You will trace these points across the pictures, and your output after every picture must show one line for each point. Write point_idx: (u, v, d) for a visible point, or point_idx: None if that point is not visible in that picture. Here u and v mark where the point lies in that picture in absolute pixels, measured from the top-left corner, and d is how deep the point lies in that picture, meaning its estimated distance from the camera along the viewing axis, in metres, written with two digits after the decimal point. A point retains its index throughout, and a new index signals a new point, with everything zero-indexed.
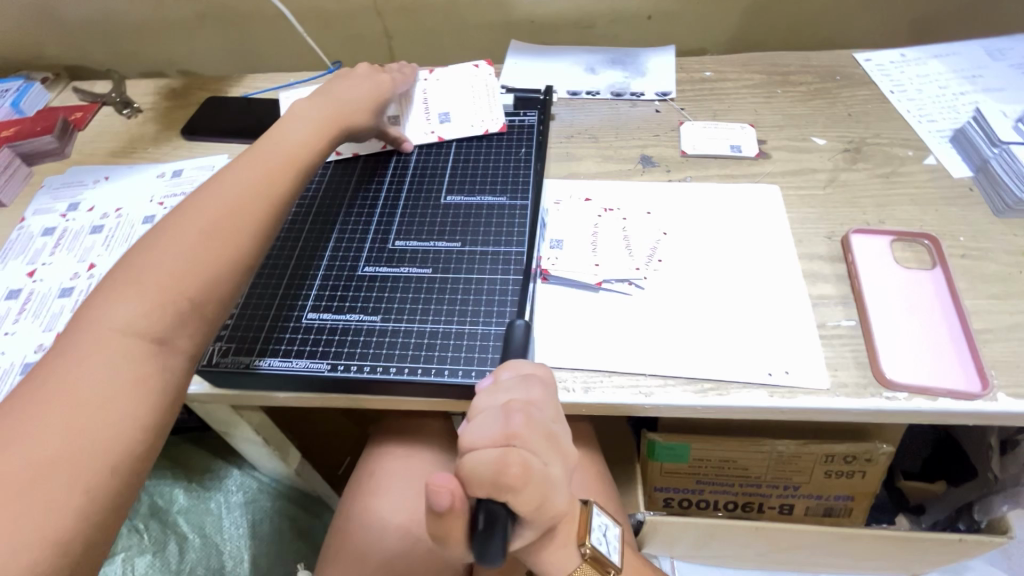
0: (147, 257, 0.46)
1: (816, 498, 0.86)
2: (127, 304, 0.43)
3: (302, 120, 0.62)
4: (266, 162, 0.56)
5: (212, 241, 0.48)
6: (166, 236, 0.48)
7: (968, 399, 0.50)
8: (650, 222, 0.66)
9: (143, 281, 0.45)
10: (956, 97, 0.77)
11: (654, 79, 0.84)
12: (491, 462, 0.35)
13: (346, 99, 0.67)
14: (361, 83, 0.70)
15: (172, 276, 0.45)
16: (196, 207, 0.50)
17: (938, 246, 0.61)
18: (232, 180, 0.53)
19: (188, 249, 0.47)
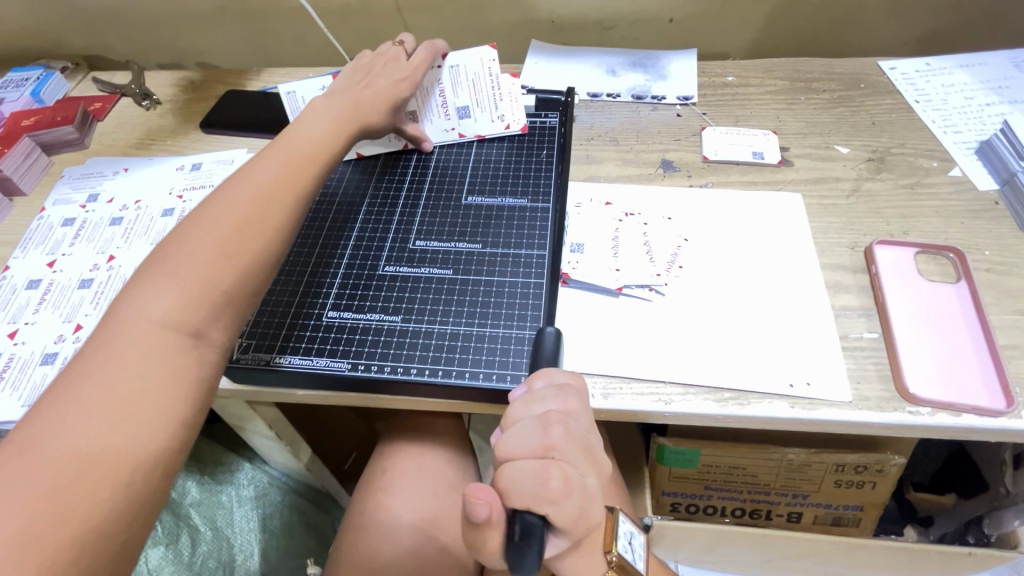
0: (178, 246, 0.45)
1: (825, 506, 0.85)
2: (160, 298, 0.42)
3: (324, 117, 0.61)
4: (290, 158, 0.55)
5: (242, 237, 0.47)
6: (190, 231, 0.47)
7: (992, 416, 0.50)
8: (670, 227, 0.66)
9: (175, 275, 0.44)
10: (982, 108, 0.76)
11: (676, 82, 0.83)
12: (531, 474, 0.36)
13: (366, 95, 0.65)
14: (381, 77, 0.68)
15: (204, 269, 0.44)
16: (221, 202, 0.49)
17: (963, 259, 0.60)
18: (257, 173, 0.52)
19: (215, 246, 0.46)
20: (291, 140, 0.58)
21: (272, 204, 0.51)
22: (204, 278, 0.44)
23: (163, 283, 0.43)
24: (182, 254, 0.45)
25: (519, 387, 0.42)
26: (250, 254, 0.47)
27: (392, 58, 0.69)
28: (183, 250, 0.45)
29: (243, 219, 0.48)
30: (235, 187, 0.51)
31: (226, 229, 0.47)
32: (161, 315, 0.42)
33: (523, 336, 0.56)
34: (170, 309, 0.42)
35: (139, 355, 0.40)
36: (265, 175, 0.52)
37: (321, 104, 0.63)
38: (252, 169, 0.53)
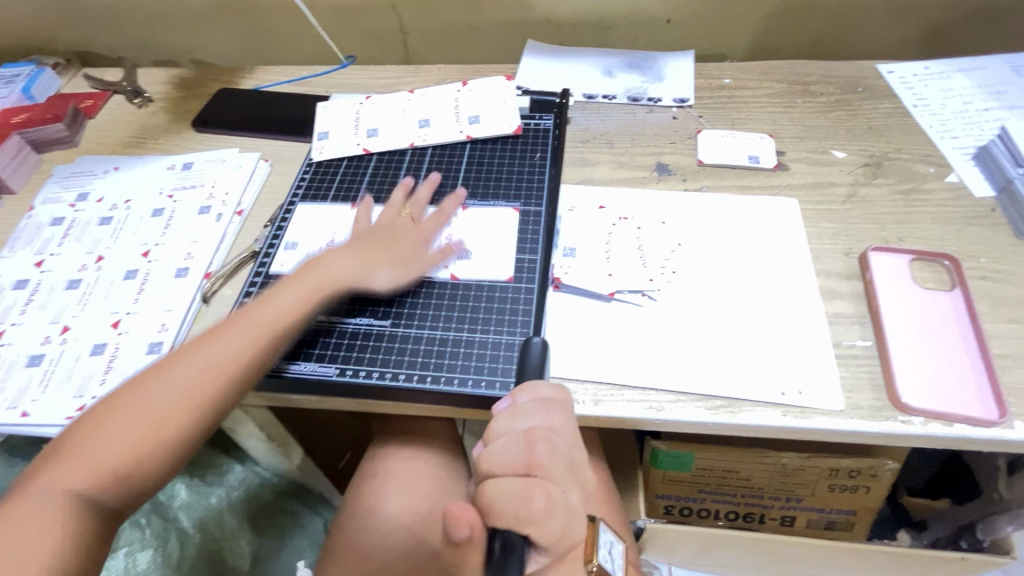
0: (160, 380, 0.51)
1: (818, 511, 0.85)
2: (67, 479, 0.46)
3: (308, 276, 0.58)
4: (263, 316, 0.55)
5: (161, 430, 0.49)
6: (122, 410, 0.49)
7: (984, 427, 0.50)
8: (664, 231, 0.65)
9: (92, 458, 0.47)
10: (980, 112, 0.76)
11: (672, 84, 0.83)
12: (514, 494, 0.36)
13: (358, 261, 0.59)
14: (380, 232, 0.63)
15: (117, 460, 0.47)
16: (158, 383, 0.50)
17: (958, 267, 0.59)
18: (204, 356, 0.52)
19: (131, 438, 0.48)
20: (254, 309, 0.55)
21: (200, 399, 0.50)
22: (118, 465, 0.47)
23: (77, 464, 0.46)
24: (104, 436, 0.48)
25: (503, 399, 0.42)
26: (159, 449, 0.49)
27: (392, 214, 0.66)
28: (109, 428, 0.48)
29: (167, 415, 0.49)
30: (178, 366, 0.51)
31: (152, 419, 0.49)
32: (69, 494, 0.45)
33: (513, 342, 0.56)
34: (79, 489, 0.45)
35: (39, 519, 0.43)
36: (209, 361, 0.51)
37: (312, 264, 0.59)
38: (205, 342, 0.53)
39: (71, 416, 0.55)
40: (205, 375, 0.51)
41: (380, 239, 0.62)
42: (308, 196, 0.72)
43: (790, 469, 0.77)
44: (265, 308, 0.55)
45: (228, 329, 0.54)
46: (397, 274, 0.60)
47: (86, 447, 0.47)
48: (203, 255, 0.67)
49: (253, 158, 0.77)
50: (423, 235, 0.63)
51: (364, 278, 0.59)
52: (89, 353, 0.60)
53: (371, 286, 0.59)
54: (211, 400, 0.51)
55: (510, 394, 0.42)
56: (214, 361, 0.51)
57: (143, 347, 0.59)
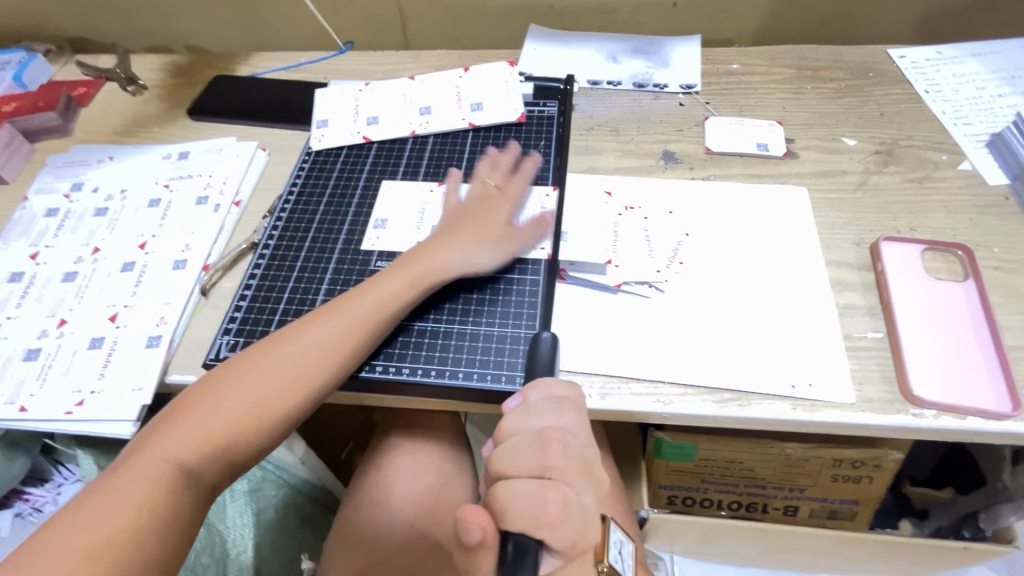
0: (258, 362, 0.49)
1: (820, 501, 0.83)
2: (177, 444, 0.44)
3: (407, 259, 0.57)
4: (365, 303, 0.53)
5: (269, 410, 0.47)
6: (235, 382, 0.48)
7: (997, 419, 0.49)
8: (671, 222, 0.64)
9: (205, 426, 0.45)
10: (994, 99, 0.74)
11: (679, 70, 0.81)
12: (528, 497, 0.36)
13: (462, 243, 0.58)
14: (471, 208, 0.62)
15: (226, 430, 0.46)
16: (269, 360, 0.49)
17: (971, 257, 0.58)
18: (312, 338, 0.50)
19: (242, 411, 0.46)
20: (358, 293, 0.54)
21: (308, 382, 0.49)
22: (225, 437, 0.45)
23: (189, 429, 0.45)
24: (219, 404, 0.46)
25: (514, 397, 0.41)
26: (263, 426, 0.47)
27: (480, 183, 0.65)
28: (223, 396, 0.47)
29: (276, 393, 0.48)
30: (289, 346, 0.50)
31: (261, 397, 0.47)
32: (175, 462, 0.43)
33: (519, 335, 0.55)
34: (187, 458, 0.44)
35: (145, 489, 0.42)
36: (320, 344, 0.50)
37: (411, 249, 0.58)
38: (314, 323, 0.51)
39: (69, 411, 0.54)
40: (318, 357, 0.49)
41: (473, 219, 0.60)
42: (307, 186, 0.70)
43: (794, 459, 0.75)
44: (369, 293, 0.53)
45: (334, 312, 0.52)
46: (498, 251, 0.59)
47: (198, 414, 0.46)
48: (202, 246, 0.66)
49: (250, 147, 0.76)
50: (512, 207, 0.62)
51: (472, 259, 0.58)
52: (86, 348, 0.59)
53: (477, 267, 0.58)
54: (317, 386, 0.49)
55: (523, 390, 0.41)
56: (322, 346, 0.50)
57: (142, 341, 0.58)
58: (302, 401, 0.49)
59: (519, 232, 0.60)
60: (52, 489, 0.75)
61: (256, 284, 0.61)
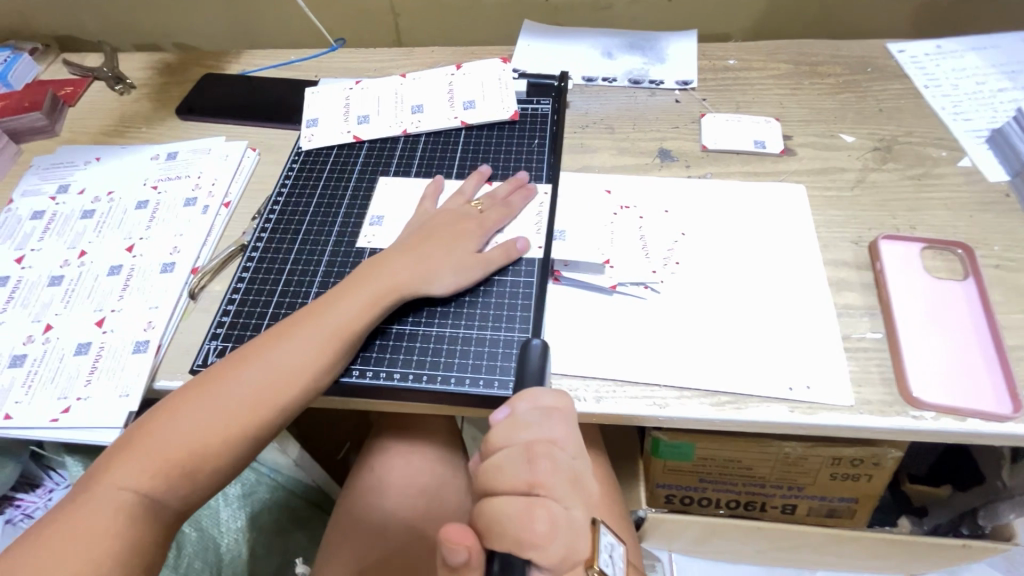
0: (221, 381, 0.47)
1: (819, 499, 0.82)
2: (135, 470, 0.43)
3: (372, 276, 0.54)
4: (333, 320, 0.51)
5: (230, 432, 0.46)
6: (195, 403, 0.46)
7: (997, 421, 0.48)
8: (667, 221, 0.63)
9: (164, 451, 0.44)
10: (994, 94, 0.73)
11: (675, 66, 0.80)
12: (516, 515, 0.35)
13: (419, 265, 0.55)
14: (442, 225, 0.59)
15: (186, 454, 0.44)
16: (229, 381, 0.47)
17: (971, 256, 0.57)
18: (275, 359, 0.49)
19: (201, 434, 0.45)
20: (320, 312, 0.52)
21: (270, 404, 0.47)
22: (185, 462, 0.44)
23: (150, 452, 0.44)
24: (179, 427, 0.45)
25: (502, 408, 0.40)
26: (224, 449, 0.45)
27: (460, 203, 0.62)
28: (183, 418, 0.45)
29: (237, 415, 0.46)
30: (250, 366, 0.48)
31: (223, 419, 0.46)
32: (132, 491, 0.42)
33: (512, 339, 0.54)
34: (145, 485, 0.43)
35: (104, 520, 0.41)
36: (284, 364, 0.48)
37: (373, 264, 0.56)
38: (275, 343, 0.50)
39: (55, 418, 0.53)
40: (281, 378, 0.48)
41: (440, 238, 0.58)
42: (296, 187, 0.69)
43: (793, 458, 0.73)
44: (332, 311, 0.52)
45: (297, 331, 0.50)
46: (461, 276, 0.56)
47: (157, 438, 0.44)
48: (190, 249, 0.64)
49: (240, 147, 0.75)
50: (488, 230, 0.60)
51: (430, 283, 0.55)
52: (73, 353, 0.58)
53: (432, 291, 0.55)
54: (280, 408, 0.48)
55: (510, 401, 0.40)
56: (287, 366, 0.48)
57: (130, 346, 0.57)
58: (265, 423, 0.47)
59: (489, 258, 0.57)
60: (43, 495, 0.74)
61: (245, 288, 0.60)
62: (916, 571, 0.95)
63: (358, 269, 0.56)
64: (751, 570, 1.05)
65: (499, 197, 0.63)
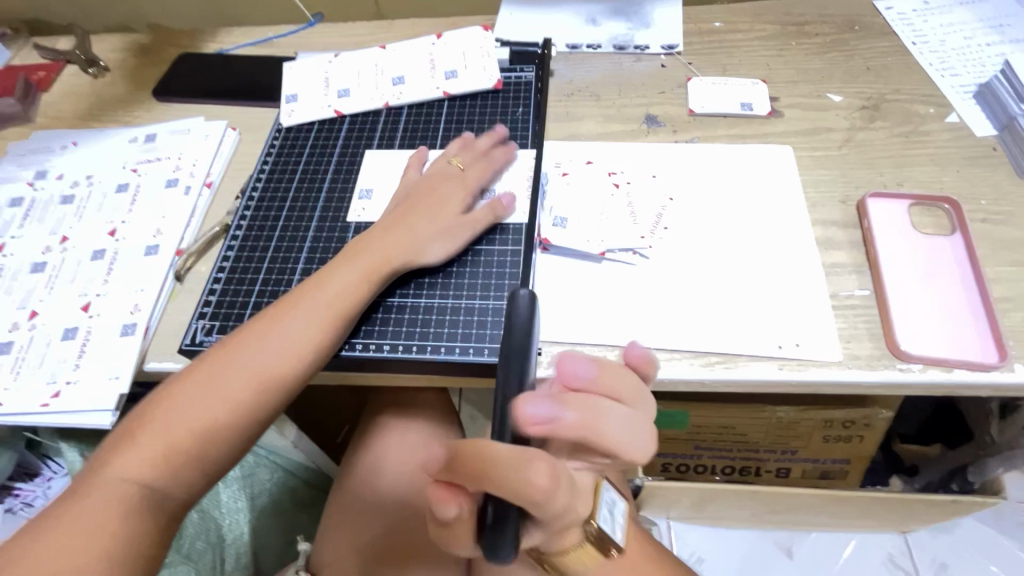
0: (216, 368, 0.47)
1: (812, 460, 0.82)
2: (138, 461, 0.43)
3: (366, 250, 0.54)
4: (328, 299, 0.51)
5: (232, 417, 0.46)
6: (193, 392, 0.45)
7: (984, 371, 0.49)
8: (655, 185, 0.62)
9: (164, 437, 0.44)
10: (982, 48, 0.72)
11: (661, 30, 0.78)
12: None
13: (409, 233, 0.55)
14: (425, 192, 0.59)
15: (189, 442, 0.44)
16: (225, 367, 0.47)
17: (959, 210, 0.57)
18: (272, 340, 0.48)
19: (204, 423, 0.45)
20: (316, 290, 0.51)
21: (270, 385, 0.47)
22: (189, 449, 0.44)
23: (149, 445, 0.43)
24: (177, 418, 0.44)
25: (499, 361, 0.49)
26: (225, 437, 0.45)
27: (442, 164, 0.61)
28: (181, 408, 0.45)
29: (240, 395, 0.46)
30: (246, 350, 0.48)
31: (221, 404, 0.45)
32: (136, 483, 0.42)
33: (501, 307, 0.54)
34: (148, 476, 0.43)
35: (103, 514, 0.41)
36: (281, 345, 0.48)
37: (362, 239, 0.55)
38: (270, 325, 0.49)
39: (46, 403, 0.53)
40: (281, 358, 0.48)
41: (427, 203, 0.57)
42: (278, 164, 0.68)
43: (785, 421, 0.73)
44: (328, 288, 0.51)
45: (291, 312, 0.50)
46: (450, 242, 0.56)
47: (157, 428, 0.44)
48: (174, 230, 0.64)
49: (220, 126, 0.73)
50: (472, 189, 0.60)
51: (422, 248, 0.55)
52: (60, 338, 0.57)
53: (426, 260, 0.55)
54: (280, 388, 0.48)
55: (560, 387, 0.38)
56: (284, 347, 0.48)
57: (117, 329, 0.57)
58: (268, 402, 0.47)
59: (475, 218, 0.57)
60: (42, 484, 0.75)
61: (230, 267, 0.60)
62: (908, 527, 0.97)
63: (348, 246, 0.55)
64: (748, 535, 1.05)
65: (478, 150, 0.63)
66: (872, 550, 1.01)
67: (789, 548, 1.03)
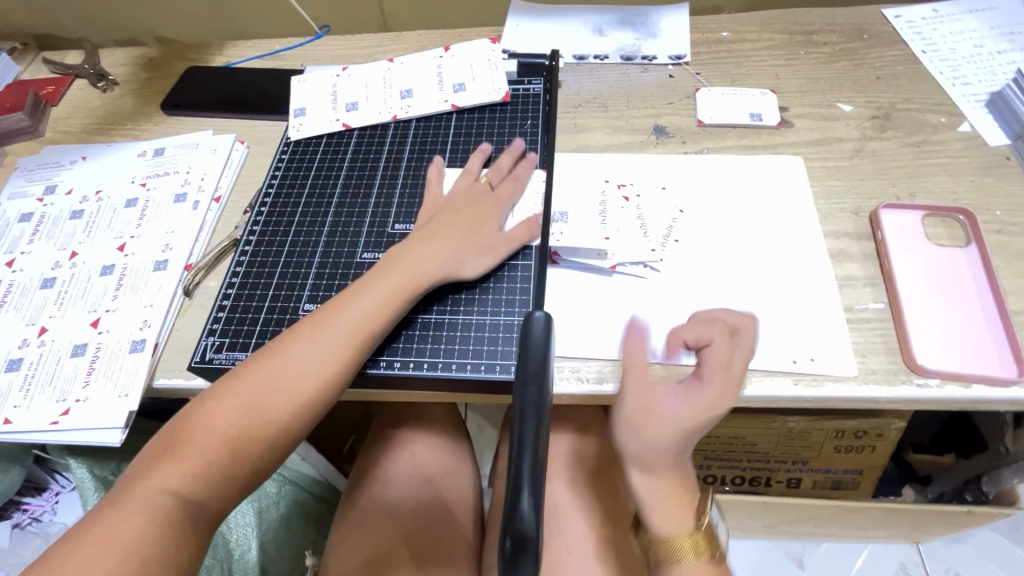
0: (255, 381, 0.46)
1: (824, 471, 0.80)
2: (176, 472, 0.42)
3: (398, 262, 0.53)
4: (361, 313, 0.50)
5: (267, 429, 0.45)
6: (230, 404, 0.45)
7: (1003, 386, 0.48)
8: (665, 198, 0.62)
9: (204, 453, 0.43)
10: (992, 56, 0.72)
11: (668, 40, 0.78)
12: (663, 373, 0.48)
13: (443, 250, 0.55)
14: (458, 208, 0.58)
15: (225, 455, 0.44)
16: (263, 381, 0.46)
17: (973, 221, 0.57)
18: (308, 355, 0.48)
19: (241, 435, 0.44)
20: (349, 304, 0.51)
21: (306, 399, 0.47)
22: (226, 462, 0.44)
23: (187, 457, 0.43)
24: (214, 430, 0.44)
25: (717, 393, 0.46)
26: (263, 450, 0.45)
27: (469, 182, 0.61)
28: (219, 421, 0.44)
29: (275, 410, 0.46)
30: (282, 365, 0.47)
31: (258, 417, 0.45)
32: (172, 494, 0.42)
33: (512, 323, 0.54)
34: (182, 488, 0.42)
35: (140, 526, 0.40)
36: (314, 361, 0.47)
37: (393, 255, 0.54)
38: (305, 338, 0.49)
39: (55, 421, 0.53)
40: (314, 372, 0.47)
41: (455, 215, 0.57)
42: (287, 178, 0.68)
43: (796, 432, 0.73)
44: (362, 301, 0.51)
45: (326, 326, 0.49)
46: (485, 259, 0.56)
47: (197, 439, 0.44)
48: (183, 245, 0.63)
49: (228, 139, 0.73)
50: (503, 207, 0.59)
51: (456, 262, 0.55)
52: (69, 355, 0.57)
53: (462, 275, 0.55)
54: (317, 402, 0.47)
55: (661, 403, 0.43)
56: (319, 362, 0.48)
57: (126, 345, 0.57)
58: (305, 416, 0.47)
59: (510, 238, 0.57)
60: (49, 499, 0.75)
61: (239, 283, 0.60)
62: (921, 537, 0.96)
63: (383, 258, 0.55)
64: (759, 545, 1.04)
65: (505, 169, 0.62)
66: (884, 561, 1.00)
67: (800, 559, 1.02)
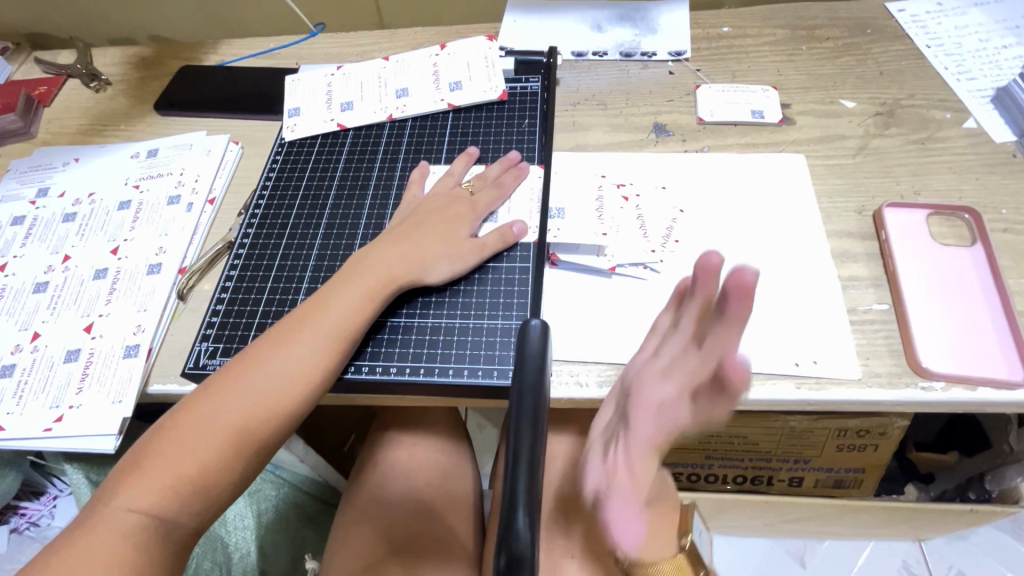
0: (224, 392, 0.45)
1: (827, 471, 0.80)
2: (146, 491, 0.41)
3: (368, 267, 0.53)
4: (332, 319, 0.50)
5: (240, 443, 0.44)
6: (200, 418, 0.44)
7: (1009, 389, 0.47)
8: (664, 197, 0.61)
9: (175, 470, 0.42)
10: (998, 51, 0.71)
11: (668, 36, 0.77)
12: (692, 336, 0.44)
13: (414, 252, 0.54)
14: (434, 210, 0.58)
15: (197, 471, 0.43)
16: (233, 393, 0.45)
17: (979, 220, 0.56)
18: (277, 364, 0.47)
19: (212, 450, 0.43)
20: (320, 311, 0.50)
21: (276, 410, 0.46)
22: (198, 477, 0.43)
23: (156, 474, 0.42)
24: (184, 446, 0.43)
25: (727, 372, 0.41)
26: (236, 464, 0.44)
27: (450, 186, 0.61)
28: (188, 436, 0.43)
29: (246, 422, 0.45)
30: (251, 376, 0.46)
31: (228, 430, 0.44)
32: (144, 513, 0.41)
33: (510, 326, 0.53)
34: (154, 506, 0.41)
35: (115, 545, 0.40)
36: (285, 370, 0.47)
37: (364, 259, 0.54)
38: (274, 347, 0.48)
39: (49, 428, 0.52)
40: (284, 382, 0.46)
41: (429, 219, 0.56)
42: (281, 179, 0.67)
43: (798, 432, 0.72)
44: (332, 308, 0.50)
45: (296, 334, 0.49)
46: (456, 263, 0.55)
47: (165, 456, 0.43)
48: (176, 249, 0.63)
49: (223, 140, 0.72)
50: (480, 214, 0.58)
51: (426, 265, 0.54)
52: (62, 361, 0.56)
53: (430, 278, 0.54)
54: (289, 412, 0.46)
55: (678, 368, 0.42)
56: (289, 371, 0.47)
57: (120, 350, 0.56)
58: (276, 427, 0.46)
59: (485, 242, 0.56)
60: (47, 503, 0.75)
61: (233, 286, 0.59)
62: (923, 536, 0.95)
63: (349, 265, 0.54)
64: (761, 543, 1.04)
65: (490, 177, 0.61)
66: (886, 558, 1.00)
67: (802, 557, 1.02)
